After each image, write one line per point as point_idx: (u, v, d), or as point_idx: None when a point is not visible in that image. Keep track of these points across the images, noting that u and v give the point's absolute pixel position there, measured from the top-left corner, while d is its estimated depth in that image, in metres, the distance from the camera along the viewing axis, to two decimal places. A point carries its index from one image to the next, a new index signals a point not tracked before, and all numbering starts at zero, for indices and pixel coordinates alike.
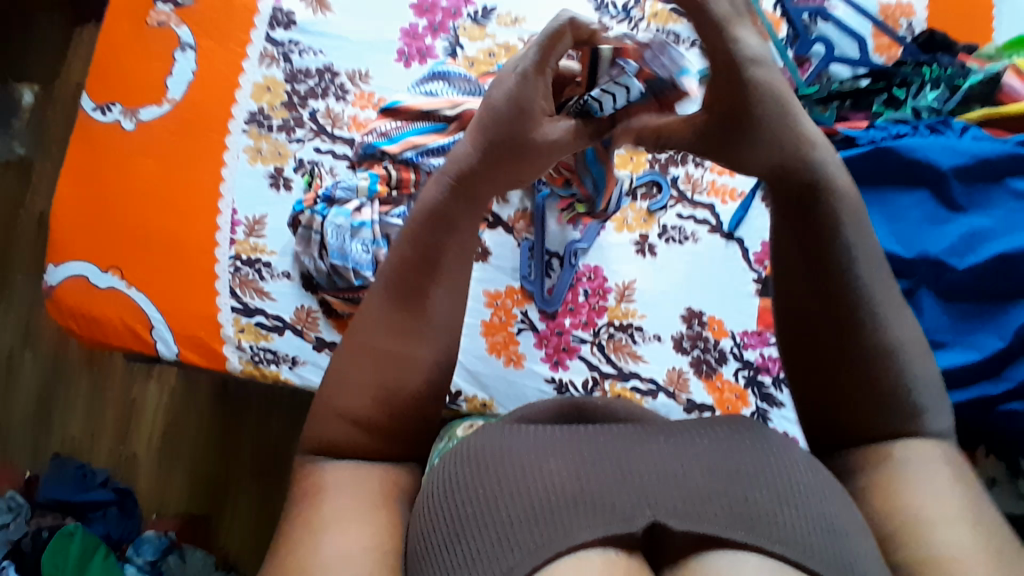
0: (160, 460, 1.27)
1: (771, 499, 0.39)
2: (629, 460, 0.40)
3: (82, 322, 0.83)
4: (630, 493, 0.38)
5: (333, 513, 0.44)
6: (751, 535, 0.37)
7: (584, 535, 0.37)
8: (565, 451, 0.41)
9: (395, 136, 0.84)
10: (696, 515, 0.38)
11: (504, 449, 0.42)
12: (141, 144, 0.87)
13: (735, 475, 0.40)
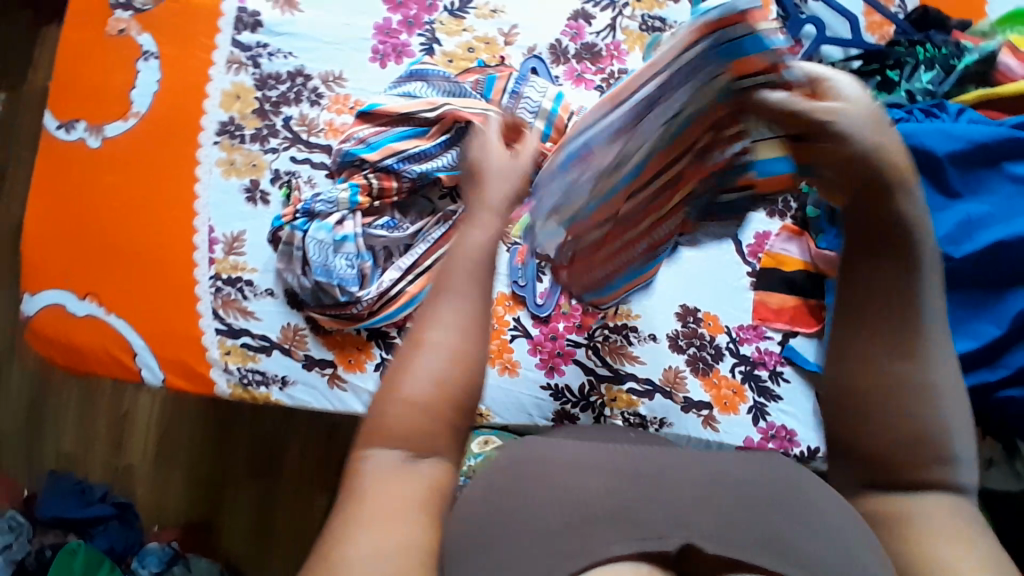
0: (157, 471, 1.26)
1: (800, 526, 0.38)
2: (665, 482, 0.41)
3: (62, 351, 0.81)
4: (663, 513, 0.38)
5: (377, 509, 0.39)
6: (779, 560, 0.35)
7: (612, 548, 0.36)
8: (598, 470, 0.42)
9: (374, 142, 0.81)
10: (728, 536, 0.36)
11: (547, 466, 0.43)
12: (109, 162, 0.83)
13: (769, 503, 0.39)
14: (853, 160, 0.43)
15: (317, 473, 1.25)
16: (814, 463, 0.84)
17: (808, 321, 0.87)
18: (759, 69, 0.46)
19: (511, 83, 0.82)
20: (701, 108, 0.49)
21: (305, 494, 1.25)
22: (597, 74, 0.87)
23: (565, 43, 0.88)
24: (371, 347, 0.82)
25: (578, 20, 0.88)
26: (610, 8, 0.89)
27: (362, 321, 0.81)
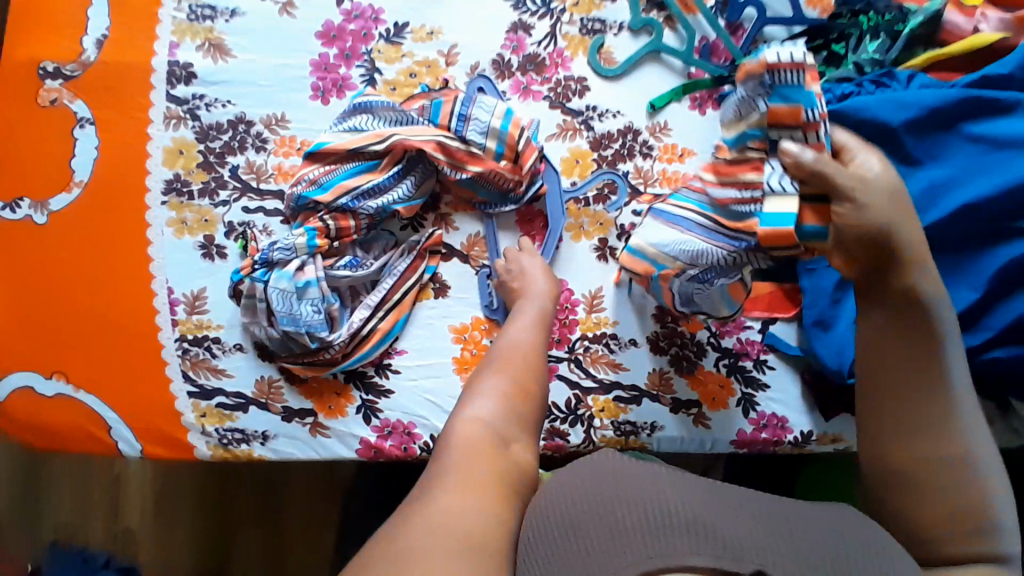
0: (159, 530, 1.23)
1: (851, 554, 0.42)
2: (734, 512, 0.43)
3: (35, 434, 0.78)
4: (742, 538, 0.40)
5: (462, 480, 0.50)
6: None
7: (694, 558, 0.38)
8: (677, 484, 0.45)
9: (326, 182, 0.79)
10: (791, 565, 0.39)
11: (623, 476, 0.45)
12: (59, 236, 0.81)
13: (827, 534, 0.43)
14: (866, 229, 0.57)
15: (319, 514, 1.22)
16: (808, 445, 0.84)
17: (786, 306, 0.86)
18: (799, 120, 0.59)
19: (457, 107, 0.81)
20: (751, 134, 0.63)
21: (310, 538, 1.22)
22: (544, 84, 0.87)
23: (506, 56, 0.86)
24: (350, 391, 0.81)
25: (517, 32, 0.87)
26: (548, 15, 0.87)
27: (337, 365, 0.79)
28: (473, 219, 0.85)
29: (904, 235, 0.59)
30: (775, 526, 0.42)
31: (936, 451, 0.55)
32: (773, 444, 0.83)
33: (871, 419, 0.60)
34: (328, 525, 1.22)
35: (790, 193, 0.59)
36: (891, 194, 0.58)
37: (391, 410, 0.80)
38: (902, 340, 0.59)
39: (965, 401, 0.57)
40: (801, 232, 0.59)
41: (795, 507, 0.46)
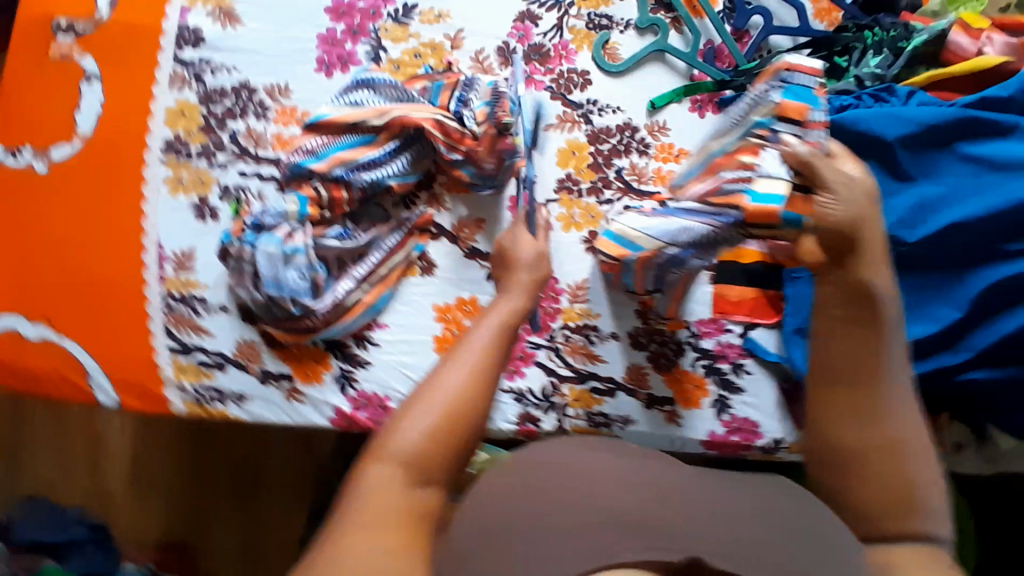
0: (136, 492, 1.24)
1: (805, 547, 0.41)
2: (678, 506, 0.42)
3: (16, 376, 0.80)
4: (680, 533, 0.39)
5: (371, 518, 0.46)
6: None
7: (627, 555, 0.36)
8: (621, 484, 0.44)
9: (322, 153, 0.80)
10: (735, 556, 0.38)
11: (569, 469, 0.45)
12: (56, 185, 0.82)
13: (778, 523, 0.42)
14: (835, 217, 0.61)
15: (294, 488, 1.24)
16: (778, 453, 0.84)
17: (769, 313, 0.86)
18: (801, 116, 0.70)
19: (458, 89, 0.83)
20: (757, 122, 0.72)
21: (285, 512, 1.23)
22: (547, 75, 0.87)
23: (512, 44, 0.87)
24: (328, 359, 0.81)
25: (524, 21, 0.88)
26: (557, 8, 0.88)
27: (319, 332, 0.80)
28: (461, 200, 0.86)
29: (868, 234, 0.62)
30: (720, 518, 0.41)
31: (868, 434, 0.55)
32: (744, 448, 0.84)
33: (814, 407, 0.59)
34: (304, 500, 1.23)
35: (781, 178, 0.68)
36: (865, 196, 0.63)
37: (367, 381, 0.81)
38: (848, 328, 0.60)
39: (901, 387, 0.57)
40: (783, 216, 0.67)
41: (741, 491, 0.46)
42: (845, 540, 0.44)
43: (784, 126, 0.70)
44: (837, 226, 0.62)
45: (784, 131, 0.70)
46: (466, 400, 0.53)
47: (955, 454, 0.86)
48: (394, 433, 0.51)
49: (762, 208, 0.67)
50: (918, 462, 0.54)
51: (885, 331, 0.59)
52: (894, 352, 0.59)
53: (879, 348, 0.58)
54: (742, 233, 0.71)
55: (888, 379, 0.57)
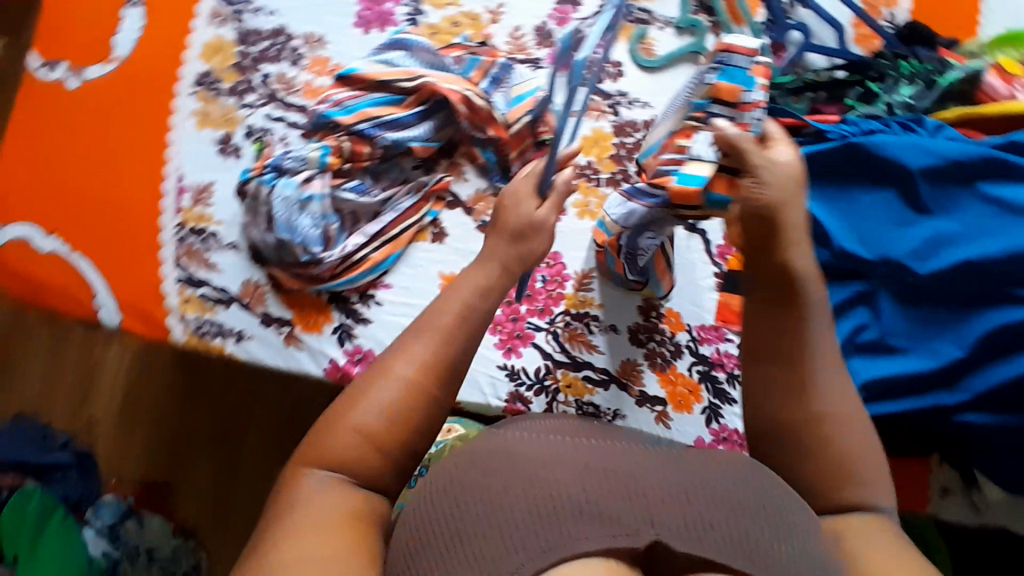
0: (121, 423, 1.26)
1: (770, 536, 0.40)
2: (636, 481, 0.42)
3: (24, 285, 0.81)
4: (636, 510, 0.40)
5: (311, 518, 0.47)
6: (749, 564, 0.38)
7: (586, 544, 0.37)
8: (571, 463, 0.43)
9: (350, 106, 0.81)
10: (692, 538, 0.39)
11: (514, 453, 0.44)
12: (87, 104, 0.84)
13: (738, 506, 0.42)
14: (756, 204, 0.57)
15: (275, 441, 1.24)
16: None
17: None
18: (735, 98, 0.69)
19: (494, 69, 0.85)
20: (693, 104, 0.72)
21: (264, 465, 1.24)
22: None
23: (550, 26, 0.88)
24: (330, 311, 0.82)
25: (565, 6, 0.88)
26: None
27: (323, 282, 0.81)
28: (480, 173, 0.86)
29: (792, 216, 0.57)
30: (677, 496, 0.41)
31: (793, 412, 0.52)
32: None
33: (746, 390, 0.55)
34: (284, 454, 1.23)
35: (708, 160, 0.68)
36: (790, 180, 0.59)
37: (365, 337, 0.82)
38: (771, 305, 0.55)
39: (832, 356, 0.53)
40: (708, 197, 0.67)
41: (688, 467, 0.45)
42: (819, 544, 0.43)
43: (717, 109, 0.69)
44: (755, 211, 0.58)
45: (719, 114, 0.69)
46: (408, 389, 0.53)
47: (940, 499, 0.83)
48: (327, 433, 0.51)
49: (682, 191, 0.68)
50: (852, 435, 0.51)
51: (812, 302, 0.54)
52: (821, 325, 0.54)
53: (802, 325, 0.54)
54: (672, 213, 0.72)
55: (814, 352, 0.53)
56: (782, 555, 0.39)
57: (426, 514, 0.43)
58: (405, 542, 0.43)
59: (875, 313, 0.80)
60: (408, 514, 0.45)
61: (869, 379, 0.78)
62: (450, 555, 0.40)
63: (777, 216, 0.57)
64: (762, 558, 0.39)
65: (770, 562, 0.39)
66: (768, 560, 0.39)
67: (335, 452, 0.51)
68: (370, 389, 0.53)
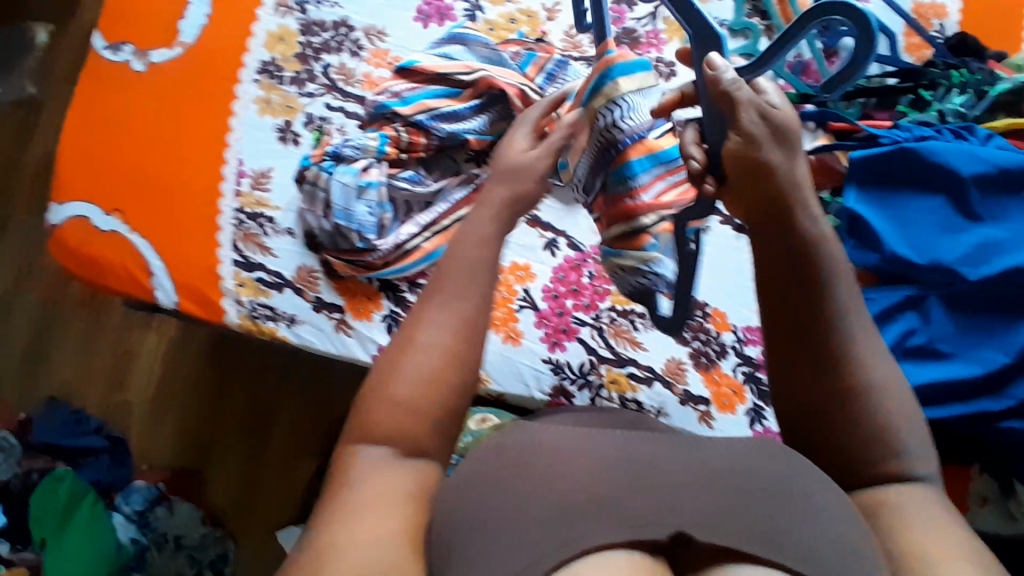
0: (155, 407, 1.27)
1: (798, 522, 0.39)
2: (652, 476, 0.41)
3: (83, 264, 0.83)
4: (653, 504, 0.39)
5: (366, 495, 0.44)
6: (776, 552, 0.37)
7: (606, 537, 0.37)
8: (592, 462, 0.42)
9: (407, 98, 0.82)
10: (724, 528, 0.38)
11: (541, 454, 0.43)
12: (151, 85, 0.86)
13: (764, 497, 0.40)
14: (749, 160, 0.55)
15: (305, 430, 1.24)
16: None
17: None
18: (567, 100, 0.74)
19: (549, 65, 0.84)
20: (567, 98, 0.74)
21: (291, 455, 1.24)
22: None
23: None
24: (379, 298, 0.83)
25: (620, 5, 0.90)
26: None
27: (374, 270, 0.82)
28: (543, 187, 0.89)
29: (801, 177, 0.55)
30: (705, 486, 0.40)
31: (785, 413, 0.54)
32: None
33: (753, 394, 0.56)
34: (316, 445, 1.24)
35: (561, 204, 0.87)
36: (796, 132, 0.55)
37: None
38: (781, 290, 0.53)
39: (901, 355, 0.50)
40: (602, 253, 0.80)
41: (706, 453, 0.44)
42: (863, 538, 0.41)
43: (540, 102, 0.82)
44: (747, 148, 0.55)
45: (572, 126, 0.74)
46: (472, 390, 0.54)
47: (978, 508, 0.81)
48: (369, 412, 0.48)
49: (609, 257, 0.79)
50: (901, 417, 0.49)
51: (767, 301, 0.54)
52: (845, 293, 0.52)
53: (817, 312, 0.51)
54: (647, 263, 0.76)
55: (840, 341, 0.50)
56: (814, 545, 0.38)
57: (458, 511, 0.43)
58: (440, 533, 0.42)
59: (924, 318, 0.80)
60: (446, 504, 0.45)
61: (917, 384, 0.78)
62: (475, 546, 0.40)
63: (778, 171, 0.54)
64: (792, 546, 0.37)
65: (799, 549, 0.37)
66: (797, 547, 0.37)
67: (388, 415, 0.47)
68: (443, 353, 0.49)
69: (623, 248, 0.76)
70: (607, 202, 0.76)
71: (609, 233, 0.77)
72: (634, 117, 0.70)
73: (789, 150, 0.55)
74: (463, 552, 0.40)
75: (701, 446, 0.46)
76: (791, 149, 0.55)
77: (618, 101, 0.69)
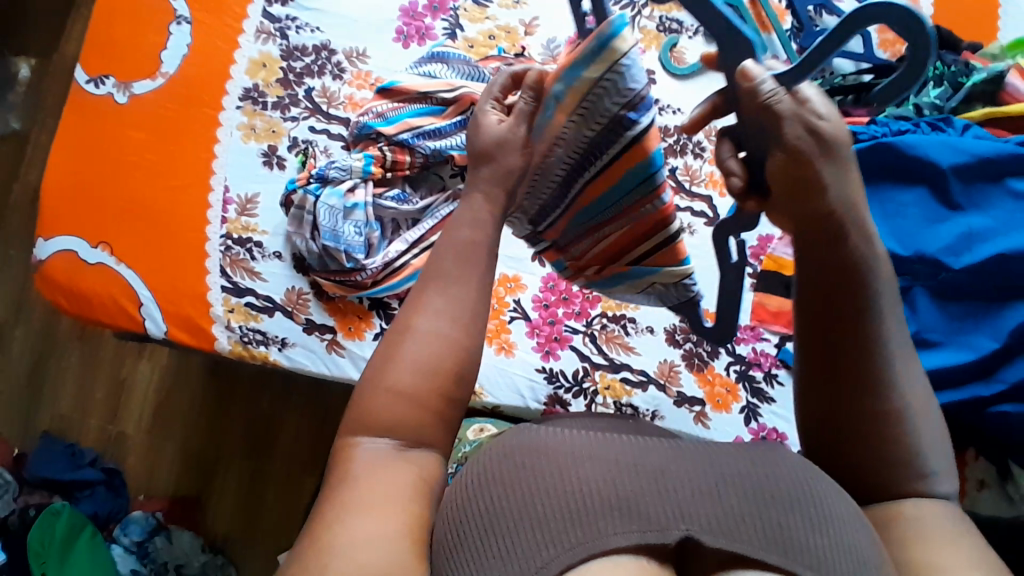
0: (151, 438, 1.26)
1: (806, 525, 0.40)
2: (665, 474, 0.41)
3: (71, 297, 0.83)
4: (667, 506, 0.39)
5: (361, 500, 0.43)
6: (784, 559, 0.38)
7: (617, 540, 0.38)
8: (601, 456, 0.42)
9: (391, 117, 0.83)
10: (733, 533, 0.38)
11: (548, 449, 0.43)
12: (134, 117, 0.87)
13: (772, 500, 0.40)
14: (787, 165, 0.51)
15: (304, 453, 1.24)
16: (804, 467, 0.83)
17: None
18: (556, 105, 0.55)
19: None
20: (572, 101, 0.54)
21: (292, 478, 1.23)
22: None
23: None
24: (371, 317, 0.84)
25: None
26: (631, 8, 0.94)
27: (365, 289, 0.82)
28: None
29: (855, 188, 0.52)
30: (714, 486, 0.40)
31: None
32: None
33: None
34: (317, 466, 1.23)
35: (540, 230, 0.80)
36: (845, 144, 0.52)
37: None
38: None
39: (896, 343, 0.50)
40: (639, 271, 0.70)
41: (710, 450, 0.45)
42: (864, 537, 0.42)
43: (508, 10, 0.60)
44: (790, 165, 0.51)
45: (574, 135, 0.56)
46: None
47: (975, 491, 0.82)
48: (366, 412, 0.47)
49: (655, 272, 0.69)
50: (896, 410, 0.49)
51: None
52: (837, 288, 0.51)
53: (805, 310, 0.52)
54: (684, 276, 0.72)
55: (816, 332, 0.52)
56: (821, 551, 0.39)
57: (464, 510, 0.43)
58: (455, 518, 0.43)
59: (912, 308, 0.81)
60: (450, 499, 0.45)
61: None
62: (486, 546, 0.40)
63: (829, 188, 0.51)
64: (800, 553, 0.38)
65: (806, 554, 0.38)
66: (804, 552, 0.38)
67: (388, 406, 0.47)
68: (438, 348, 0.48)
69: (660, 263, 0.68)
70: (598, 222, 0.65)
71: (631, 253, 0.68)
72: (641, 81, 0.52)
73: (841, 158, 0.51)
74: (472, 552, 0.40)
75: (705, 446, 0.46)
76: (840, 162, 0.51)
77: (620, 71, 0.51)
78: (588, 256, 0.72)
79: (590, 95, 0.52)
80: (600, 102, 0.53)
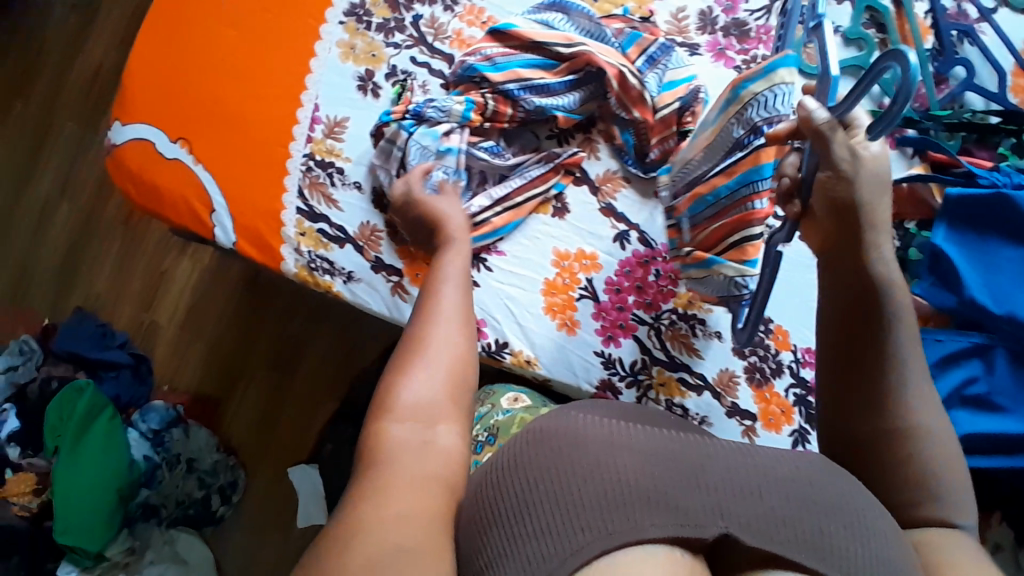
0: (181, 333, 1.26)
1: (846, 530, 0.37)
2: (704, 468, 0.38)
3: (141, 189, 0.81)
4: (702, 499, 0.36)
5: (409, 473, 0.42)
6: (820, 563, 0.35)
7: (651, 531, 0.34)
8: (634, 444, 0.39)
9: (500, 63, 0.79)
10: (773, 533, 0.35)
11: (581, 432, 0.39)
12: (233, 14, 0.83)
13: (812, 503, 0.37)
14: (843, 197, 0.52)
15: (325, 376, 1.24)
16: None
17: None
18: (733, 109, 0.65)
19: (652, 47, 0.81)
20: (734, 106, 0.65)
21: (309, 397, 1.24)
22: (740, 53, 0.84)
23: (715, 12, 0.85)
24: None
25: None
26: None
27: None
28: (612, 155, 0.86)
29: (883, 216, 0.53)
30: (748, 478, 0.37)
31: None
32: None
33: None
34: (337, 391, 1.23)
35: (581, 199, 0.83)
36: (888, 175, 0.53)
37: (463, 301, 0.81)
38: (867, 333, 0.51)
39: None
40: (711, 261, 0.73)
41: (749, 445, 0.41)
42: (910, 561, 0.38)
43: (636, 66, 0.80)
44: (836, 185, 0.52)
45: (739, 131, 0.66)
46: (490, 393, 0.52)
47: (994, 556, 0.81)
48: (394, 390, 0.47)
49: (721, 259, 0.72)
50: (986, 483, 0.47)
51: None
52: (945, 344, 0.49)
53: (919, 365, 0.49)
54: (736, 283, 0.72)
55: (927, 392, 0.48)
56: (860, 558, 0.36)
57: (497, 491, 0.39)
58: (484, 505, 0.39)
59: (988, 367, 0.78)
60: (481, 485, 0.41)
61: (967, 432, 0.76)
62: (518, 527, 0.37)
63: (863, 208, 0.52)
64: (836, 558, 0.35)
65: (844, 561, 0.35)
66: (842, 558, 0.35)
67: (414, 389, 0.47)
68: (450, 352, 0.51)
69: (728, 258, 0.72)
70: (710, 214, 0.73)
71: (718, 245, 0.73)
72: (781, 108, 0.62)
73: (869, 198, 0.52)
74: (503, 535, 0.37)
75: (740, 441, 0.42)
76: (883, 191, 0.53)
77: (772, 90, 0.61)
78: (690, 243, 0.77)
79: (745, 103, 0.64)
80: (748, 110, 0.64)
